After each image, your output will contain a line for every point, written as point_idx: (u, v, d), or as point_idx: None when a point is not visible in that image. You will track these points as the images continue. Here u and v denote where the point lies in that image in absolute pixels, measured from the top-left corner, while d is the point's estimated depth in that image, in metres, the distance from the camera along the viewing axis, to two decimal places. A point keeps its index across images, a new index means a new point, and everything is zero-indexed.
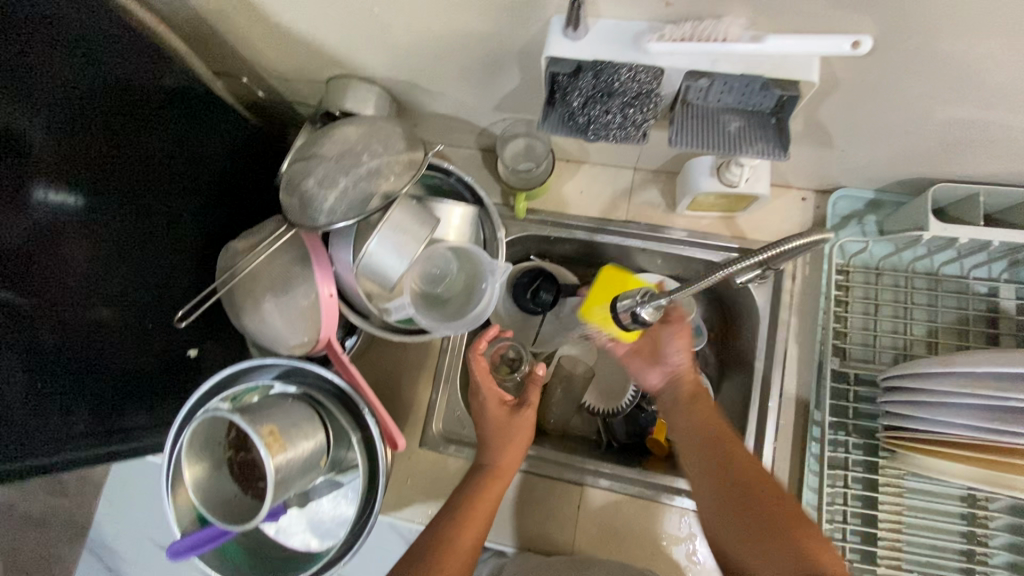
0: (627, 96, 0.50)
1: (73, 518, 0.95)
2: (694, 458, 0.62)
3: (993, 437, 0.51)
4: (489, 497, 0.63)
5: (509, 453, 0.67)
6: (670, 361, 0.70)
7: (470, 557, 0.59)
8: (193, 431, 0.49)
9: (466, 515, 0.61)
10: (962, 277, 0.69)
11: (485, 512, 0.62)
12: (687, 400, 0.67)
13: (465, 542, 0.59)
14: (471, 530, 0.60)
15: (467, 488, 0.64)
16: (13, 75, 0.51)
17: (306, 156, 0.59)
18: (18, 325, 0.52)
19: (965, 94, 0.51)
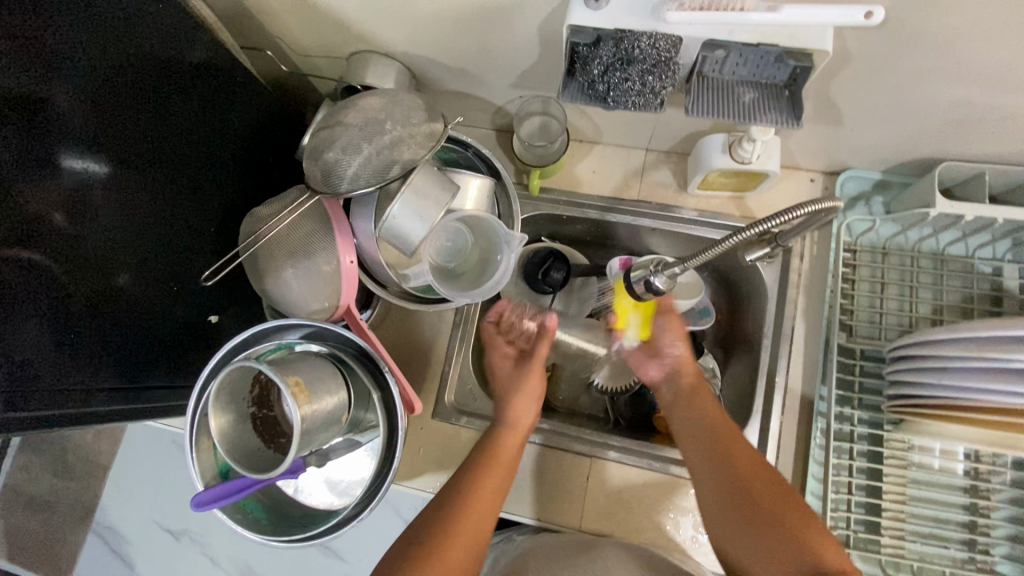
0: (646, 63, 0.51)
1: (80, 499, 0.95)
2: (693, 446, 0.64)
3: (1000, 400, 0.52)
4: (511, 445, 0.65)
5: (524, 407, 0.69)
6: (667, 355, 0.73)
7: (498, 494, 0.61)
8: (221, 382, 0.50)
9: (490, 464, 0.62)
10: (967, 257, 0.71)
11: (508, 462, 0.64)
12: (689, 392, 0.69)
13: (492, 489, 0.61)
14: (495, 477, 0.62)
15: (488, 439, 0.66)
16: (54, 42, 0.51)
17: (330, 125, 0.61)
18: (51, 284, 0.53)
19: (975, 69, 0.52)
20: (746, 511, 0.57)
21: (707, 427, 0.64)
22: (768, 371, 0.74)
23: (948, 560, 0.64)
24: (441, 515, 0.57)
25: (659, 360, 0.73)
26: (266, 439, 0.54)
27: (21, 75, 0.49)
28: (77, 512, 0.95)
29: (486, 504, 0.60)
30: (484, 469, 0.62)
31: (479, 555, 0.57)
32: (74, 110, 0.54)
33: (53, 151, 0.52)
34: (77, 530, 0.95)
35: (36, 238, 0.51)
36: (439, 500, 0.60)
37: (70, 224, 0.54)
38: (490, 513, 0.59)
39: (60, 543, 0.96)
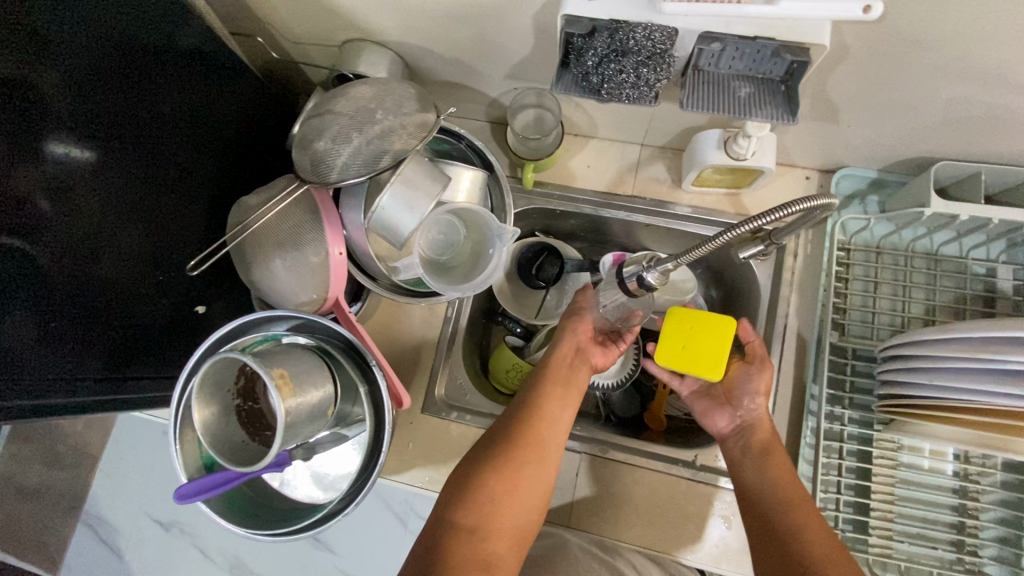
0: (641, 55, 0.50)
1: (68, 489, 0.94)
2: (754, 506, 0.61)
3: (1001, 402, 0.51)
4: (568, 367, 0.69)
5: (578, 332, 0.72)
6: (743, 407, 0.67)
7: (555, 419, 0.64)
8: (203, 373, 0.49)
9: (548, 387, 0.66)
10: (960, 257, 0.70)
11: (568, 385, 0.67)
12: (760, 452, 0.64)
13: (554, 408, 0.64)
14: (555, 396, 0.65)
15: (546, 361, 0.70)
16: (41, 24, 0.50)
17: (319, 113, 0.60)
18: (33, 270, 0.52)
19: (975, 67, 0.51)
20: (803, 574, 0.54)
21: (774, 494, 0.60)
22: None
23: (936, 560, 0.64)
24: (509, 427, 0.62)
25: (732, 412, 0.68)
26: (251, 432, 0.54)
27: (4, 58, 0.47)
28: (65, 503, 0.95)
29: (549, 421, 0.63)
30: (543, 389, 0.66)
31: (550, 463, 0.61)
32: (59, 94, 0.52)
33: (38, 136, 0.51)
34: (69, 521, 0.95)
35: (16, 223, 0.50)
36: (505, 417, 0.65)
37: (56, 210, 0.53)
38: (554, 428, 0.63)
39: (49, 534, 0.95)
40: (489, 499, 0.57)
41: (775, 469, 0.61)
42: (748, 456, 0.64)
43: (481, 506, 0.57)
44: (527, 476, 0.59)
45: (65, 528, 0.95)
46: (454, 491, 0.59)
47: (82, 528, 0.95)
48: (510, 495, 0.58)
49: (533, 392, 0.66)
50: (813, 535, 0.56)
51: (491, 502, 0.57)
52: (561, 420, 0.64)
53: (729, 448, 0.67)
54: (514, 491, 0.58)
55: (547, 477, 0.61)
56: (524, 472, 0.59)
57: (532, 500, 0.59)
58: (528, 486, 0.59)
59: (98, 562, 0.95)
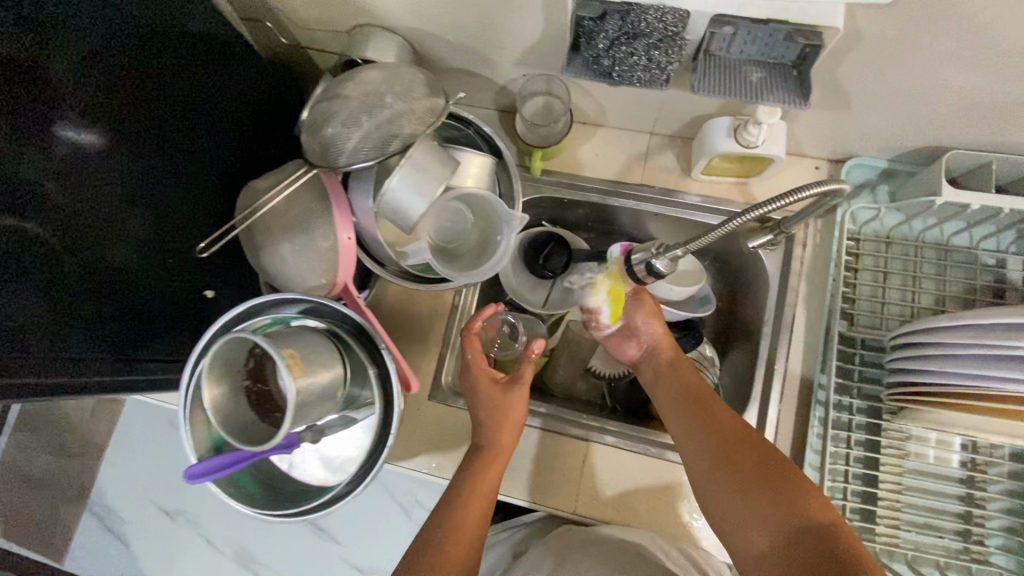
0: (652, 38, 0.50)
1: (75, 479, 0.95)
2: (670, 409, 0.65)
3: (1009, 387, 0.51)
4: (494, 469, 0.64)
5: (506, 432, 0.67)
6: (643, 333, 0.73)
7: (479, 528, 0.60)
8: (215, 353, 0.49)
9: (467, 493, 0.61)
10: (971, 248, 0.70)
11: (487, 488, 0.63)
12: (668, 366, 0.70)
13: (472, 517, 0.60)
14: (472, 512, 0.60)
15: (466, 468, 0.65)
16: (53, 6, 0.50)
17: (329, 97, 0.60)
18: (37, 254, 0.51)
19: (991, 52, 0.51)
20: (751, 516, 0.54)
21: (690, 394, 0.65)
22: (767, 360, 0.73)
23: (942, 550, 0.64)
24: (423, 545, 0.58)
25: (637, 342, 0.74)
26: (260, 413, 0.54)
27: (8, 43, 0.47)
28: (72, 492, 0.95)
29: (467, 531, 0.59)
30: (463, 499, 0.61)
31: None
32: (67, 77, 0.52)
33: (50, 119, 0.51)
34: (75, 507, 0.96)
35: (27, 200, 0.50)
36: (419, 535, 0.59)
37: (65, 195, 0.54)
38: (472, 539, 0.59)
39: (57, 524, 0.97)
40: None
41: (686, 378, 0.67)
42: (659, 375, 0.70)
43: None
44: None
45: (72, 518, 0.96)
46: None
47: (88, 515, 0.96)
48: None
49: (450, 504, 0.61)
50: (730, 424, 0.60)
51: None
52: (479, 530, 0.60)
53: (643, 372, 0.73)
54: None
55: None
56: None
57: None
58: None
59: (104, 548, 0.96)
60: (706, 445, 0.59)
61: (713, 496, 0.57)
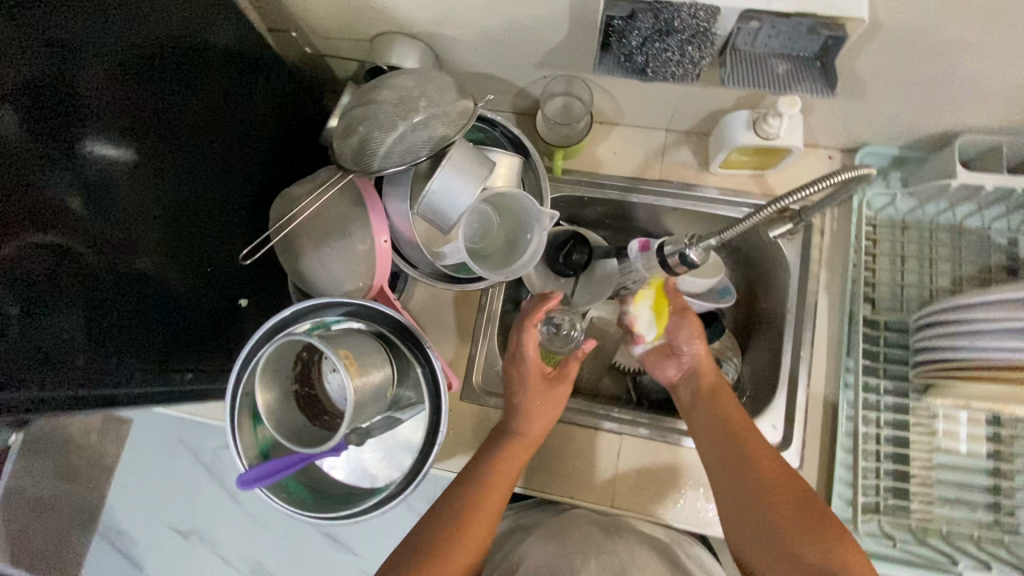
0: (684, 34, 0.51)
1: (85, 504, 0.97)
2: (706, 436, 0.67)
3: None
4: (519, 456, 0.66)
5: (539, 424, 0.69)
6: (684, 353, 0.75)
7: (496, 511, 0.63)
8: (267, 357, 0.50)
9: (491, 476, 0.64)
10: (984, 229, 0.72)
11: (510, 475, 0.65)
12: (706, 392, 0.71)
13: (492, 500, 0.63)
14: (493, 497, 0.63)
15: (494, 448, 0.67)
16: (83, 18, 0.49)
17: (362, 103, 0.61)
18: (75, 271, 0.51)
19: (1002, 38, 0.53)
20: (774, 546, 0.56)
21: (726, 425, 0.66)
22: (793, 346, 0.74)
23: (974, 523, 0.66)
24: (441, 518, 0.61)
25: (677, 361, 0.76)
26: (310, 416, 0.55)
27: (39, 61, 0.46)
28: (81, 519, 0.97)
29: (485, 515, 0.62)
30: (486, 480, 0.64)
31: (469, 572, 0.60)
32: (99, 94, 0.52)
33: (81, 136, 0.51)
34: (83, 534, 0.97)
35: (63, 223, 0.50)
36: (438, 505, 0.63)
37: (94, 214, 0.53)
38: (489, 521, 0.62)
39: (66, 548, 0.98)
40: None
41: (723, 408, 0.68)
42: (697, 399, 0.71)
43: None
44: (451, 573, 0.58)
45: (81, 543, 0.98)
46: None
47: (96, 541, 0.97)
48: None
49: (472, 483, 0.64)
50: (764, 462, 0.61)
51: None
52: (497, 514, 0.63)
53: (681, 393, 0.74)
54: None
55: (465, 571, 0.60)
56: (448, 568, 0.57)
57: None
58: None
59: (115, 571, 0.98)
60: (736, 477, 0.61)
61: (738, 518, 0.60)
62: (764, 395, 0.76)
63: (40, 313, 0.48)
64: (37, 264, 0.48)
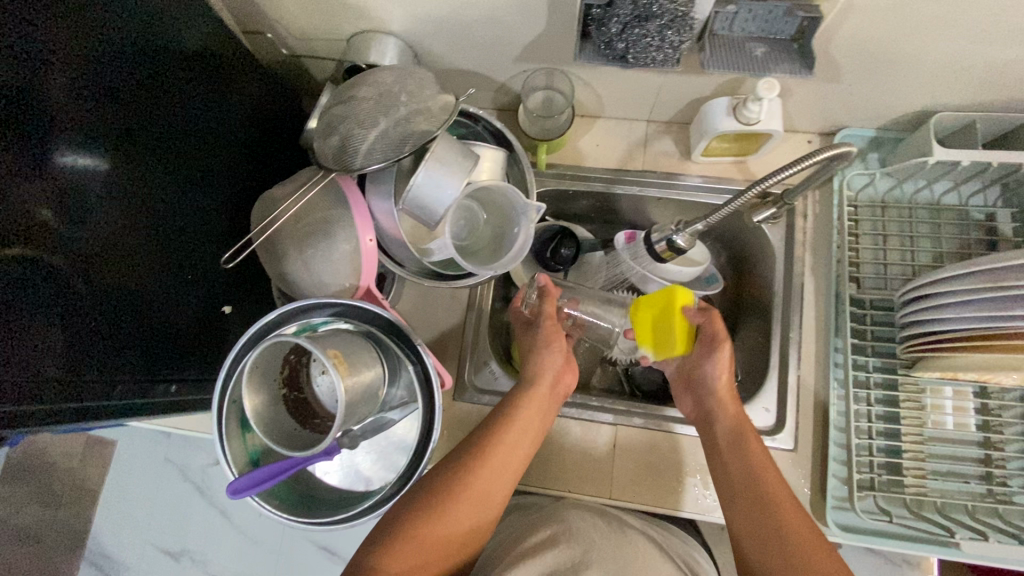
0: (663, 19, 0.51)
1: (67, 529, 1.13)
2: (730, 480, 0.63)
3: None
4: (536, 409, 0.67)
5: (546, 372, 0.70)
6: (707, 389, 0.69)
7: (514, 455, 0.63)
8: (255, 360, 0.49)
9: (507, 431, 0.64)
10: (961, 206, 0.73)
11: (528, 430, 0.65)
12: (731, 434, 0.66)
13: (507, 454, 0.63)
14: (509, 434, 0.64)
15: (511, 400, 0.67)
16: (45, 26, 0.49)
17: (341, 100, 0.60)
18: (49, 282, 0.50)
19: (972, 15, 0.54)
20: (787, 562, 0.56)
21: (753, 472, 0.62)
22: (781, 329, 0.75)
23: (968, 494, 0.67)
24: (461, 451, 0.63)
25: (697, 394, 0.70)
26: (300, 420, 0.53)
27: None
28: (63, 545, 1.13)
29: (498, 468, 0.62)
30: (501, 434, 0.64)
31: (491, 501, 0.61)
32: (66, 101, 0.51)
33: (48, 146, 0.50)
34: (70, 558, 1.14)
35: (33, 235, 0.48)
36: (452, 455, 0.63)
37: (66, 222, 0.51)
38: (503, 477, 0.62)
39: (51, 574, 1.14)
40: (411, 550, 0.56)
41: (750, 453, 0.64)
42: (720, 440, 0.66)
43: (401, 556, 0.55)
44: (459, 523, 0.59)
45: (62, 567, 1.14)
46: (376, 535, 0.57)
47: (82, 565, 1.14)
48: (435, 542, 0.57)
49: (488, 437, 0.63)
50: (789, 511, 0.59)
51: (416, 547, 0.56)
52: (512, 470, 0.63)
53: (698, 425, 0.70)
54: (442, 533, 0.57)
55: (488, 504, 0.61)
56: (456, 519, 0.58)
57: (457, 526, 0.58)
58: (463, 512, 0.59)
59: None
60: (757, 521, 0.60)
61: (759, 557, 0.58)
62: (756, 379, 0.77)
63: (11, 324, 0.46)
64: (8, 275, 0.46)
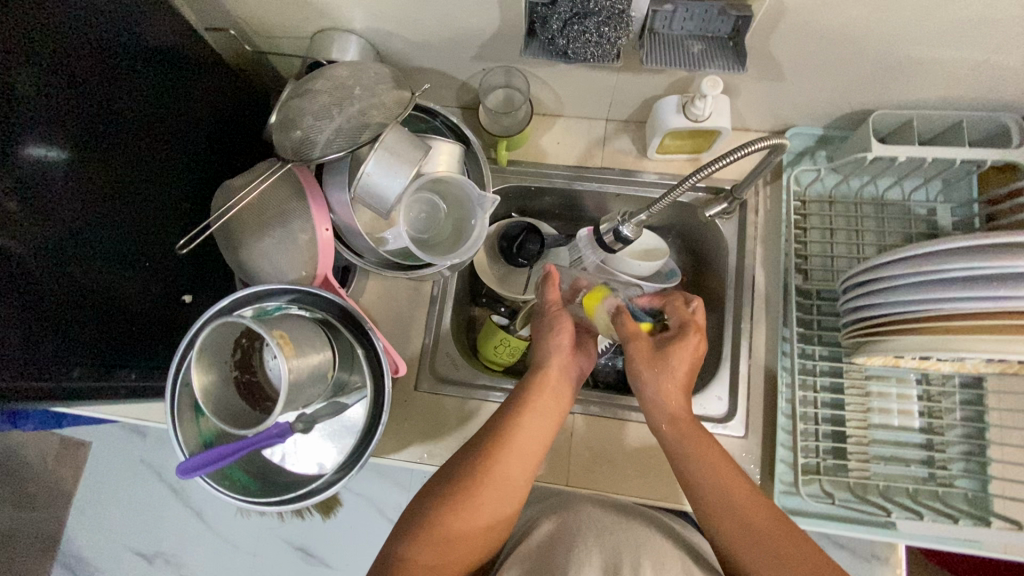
0: (601, 16, 0.54)
1: (47, 530, 1.23)
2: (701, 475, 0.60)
3: (969, 304, 0.54)
4: (549, 393, 0.66)
5: (558, 363, 0.68)
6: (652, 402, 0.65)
7: (528, 447, 0.62)
8: (201, 342, 0.50)
9: (520, 419, 0.63)
10: (904, 201, 0.77)
11: (541, 414, 0.65)
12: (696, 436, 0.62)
13: (524, 441, 0.62)
14: (526, 422, 0.63)
15: (523, 388, 0.67)
16: (16, 23, 0.50)
17: (299, 94, 0.62)
18: (11, 270, 0.51)
19: (896, 15, 0.57)
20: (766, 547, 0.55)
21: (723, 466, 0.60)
22: (734, 320, 0.77)
23: (910, 477, 0.69)
24: (477, 442, 0.62)
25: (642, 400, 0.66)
26: (250, 403, 0.54)
27: None
28: (42, 546, 1.24)
29: (516, 456, 0.61)
30: (516, 422, 0.63)
31: (512, 496, 0.61)
32: (32, 94, 0.52)
33: (15, 139, 0.51)
34: (49, 557, 1.24)
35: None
36: (470, 447, 0.62)
37: (24, 212, 0.52)
38: (523, 463, 0.62)
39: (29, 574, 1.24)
40: (443, 542, 0.57)
41: (720, 455, 0.60)
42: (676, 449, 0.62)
43: (433, 549, 0.56)
44: (484, 513, 0.59)
45: (39, 566, 1.24)
46: (406, 527, 0.58)
47: (59, 565, 1.22)
48: (462, 533, 0.58)
49: (503, 426, 0.63)
50: (757, 502, 0.58)
51: (446, 539, 0.57)
52: (530, 457, 0.62)
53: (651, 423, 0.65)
54: (468, 525, 0.58)
55: (507, 501, 0.60)
56: (480, 509, 0.58)
57: (480, 523, 0.59)
58: (484, 512, 0.59)
59: None
60: (732, 508, 0.58)
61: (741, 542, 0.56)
62: (711, 369, 0.79)
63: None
64: None
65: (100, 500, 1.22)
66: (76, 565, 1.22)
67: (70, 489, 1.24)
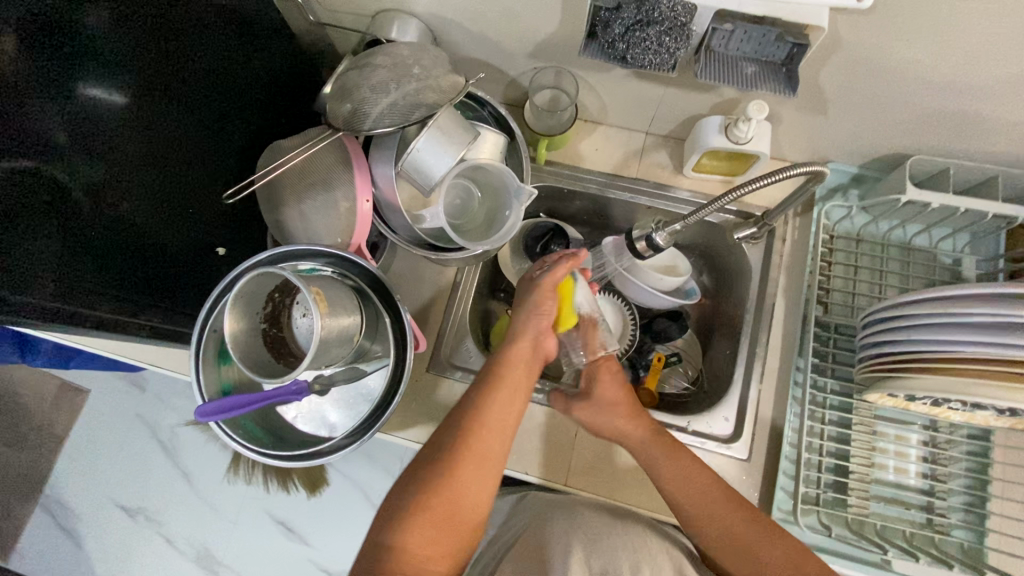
0: (663, 26, 0.56)
1: (33, 472, 1.24)
2: (697, 485, 0.61)
3: (986, 351, 0.55)
4: (521, 368, 0.64)
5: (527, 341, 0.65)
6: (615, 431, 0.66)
7: (503, 422, 0.60)
8: (239, 289, 0.51)
9: (495, 395, 0.61)
10: (931, 248, 0.78)
11: (514, 390, 0.62)
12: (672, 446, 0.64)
13: (498, 418, 0.60)
14: (499, 399, 0.61)
15: (493, 364, 0.64)
16: None
17: (358, 66, 0.63)
18: (56, 203, 0.53)
19: (945, 66, 0.59)
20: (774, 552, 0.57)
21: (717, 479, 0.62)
22: (749, 343, 0.78)
23: (908, 520, 0.70)
24: (453, 422, 0.60)
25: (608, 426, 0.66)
26: (275, 356, 0.56)
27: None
28: (23, 489, 1.23)
29: (493, 434, 0.59)
30: (488, 401, 0.60)
31: (494, 473, 0.59)
32: (99, 36, 0.54)
33: (72, 78, 0.53)
34: (31, 498, 1.23)
35: (44, 156, 0.51)
36: (447, 426, 0.60)
37: (75, 149, 0.54)
38: (500, 441, 0.60)
39: (6, 513, 1.24)
40: (432, 523, 0.55)
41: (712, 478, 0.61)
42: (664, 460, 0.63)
43: (425, 533, 0.54)
44: (468, 493, 0.57)
45: (20, 508, 1.24)
46: (393, 514, 0.56)
47: (41, 507, 1.23)
48: (452, 516, 0.56)
49: (476, 404, 0.60)
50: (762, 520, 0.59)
51: (435, 523, 0.55)
52: (508, 431, 0.60)
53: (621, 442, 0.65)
54: (456, 506, 0.56)
55: (489, 481, 0.58)
56: (464, 489, 0.57)
57: (469, 505, 0.57)
58: (471, 492, 0.57)
59: (43, 529, 1.23)
60: (738, 518, 0.59)
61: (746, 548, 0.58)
62: (721, 390, 0.80)
63: (4, 236, 0.49)
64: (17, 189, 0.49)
65: (92, 447, 1.23)
66: (57, 510, 1.22)
67: (63, 435, 1.24)
